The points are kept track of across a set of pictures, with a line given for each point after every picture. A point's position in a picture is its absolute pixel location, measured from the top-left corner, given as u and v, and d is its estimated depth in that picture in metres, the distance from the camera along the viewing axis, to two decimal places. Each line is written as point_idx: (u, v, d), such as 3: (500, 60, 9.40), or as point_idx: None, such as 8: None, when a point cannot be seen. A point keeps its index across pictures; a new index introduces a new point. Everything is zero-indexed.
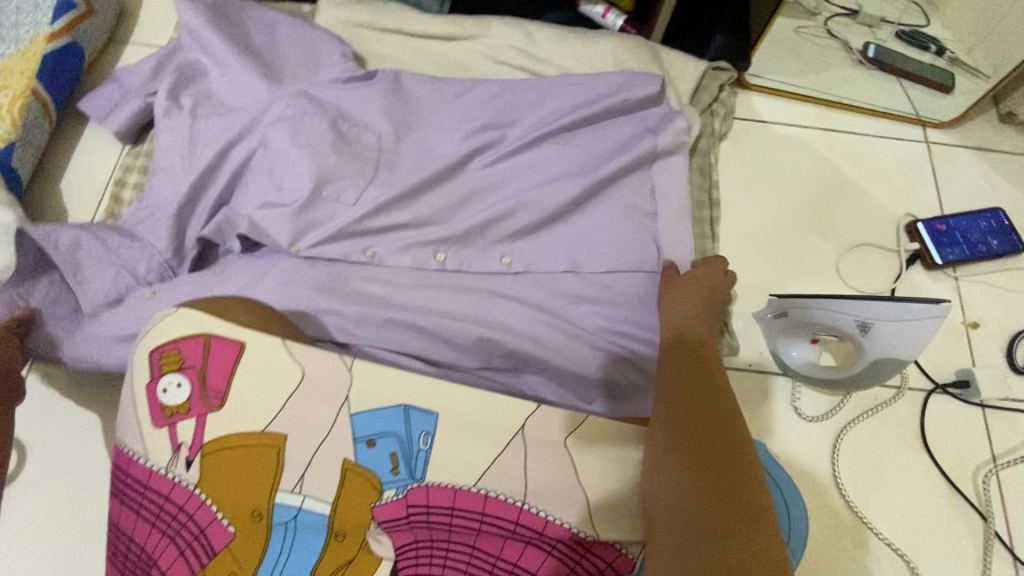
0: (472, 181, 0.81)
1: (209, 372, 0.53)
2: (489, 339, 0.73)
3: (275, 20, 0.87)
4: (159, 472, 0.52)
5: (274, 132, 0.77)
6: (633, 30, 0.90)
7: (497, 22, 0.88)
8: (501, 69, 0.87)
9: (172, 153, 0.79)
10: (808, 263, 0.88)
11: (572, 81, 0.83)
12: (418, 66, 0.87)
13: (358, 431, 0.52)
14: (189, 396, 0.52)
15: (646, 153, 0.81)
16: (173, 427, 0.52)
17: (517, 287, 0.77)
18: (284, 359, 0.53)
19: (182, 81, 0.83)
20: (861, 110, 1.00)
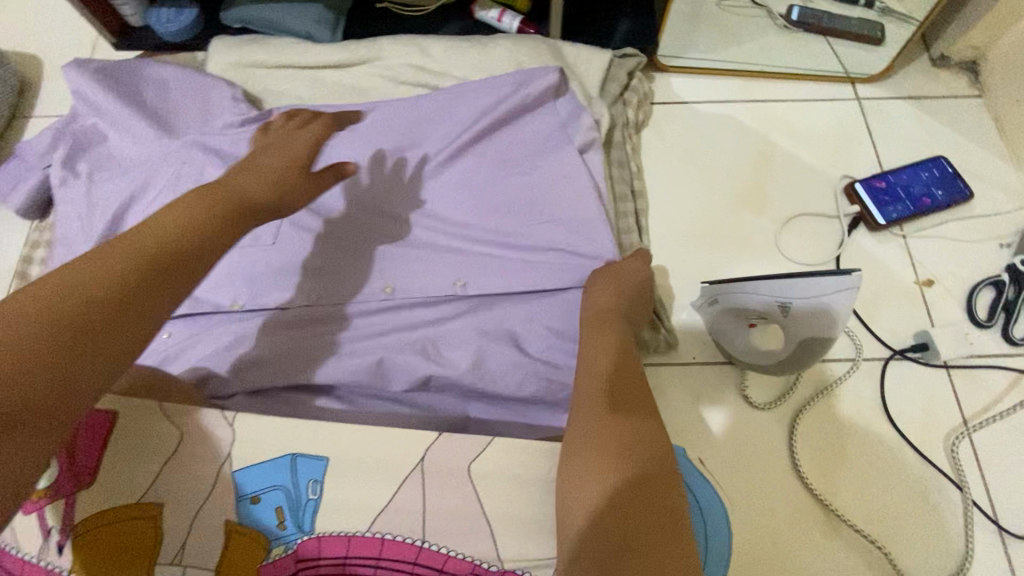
0: (377, 208, 0.74)
1: (82, 448, 0.52)
2: (407, 372, 0.66)
3: (164, 71, 0.83)
4: (29, 561, 0.49)
5: (167, 189, 0.74)
6: (531, 30, 0.87)
7: (390, 42, 0.85)
8: (400, 88, 0.85)
9: (70, 225, 0.77)
10: (746, 242, 0.84)
11: (477, 89, 0.79)
12: (315, 98, 0.85)
13: (244, 487, 0.52)
14: (56, 478, 0.51)
15: (555, 154, 0.78)
16: (42, 513, 0.50)
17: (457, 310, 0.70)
18: (159, 421, 0.54)
19: (76, 148, 0.81)
20: (786, 75, 0.96)
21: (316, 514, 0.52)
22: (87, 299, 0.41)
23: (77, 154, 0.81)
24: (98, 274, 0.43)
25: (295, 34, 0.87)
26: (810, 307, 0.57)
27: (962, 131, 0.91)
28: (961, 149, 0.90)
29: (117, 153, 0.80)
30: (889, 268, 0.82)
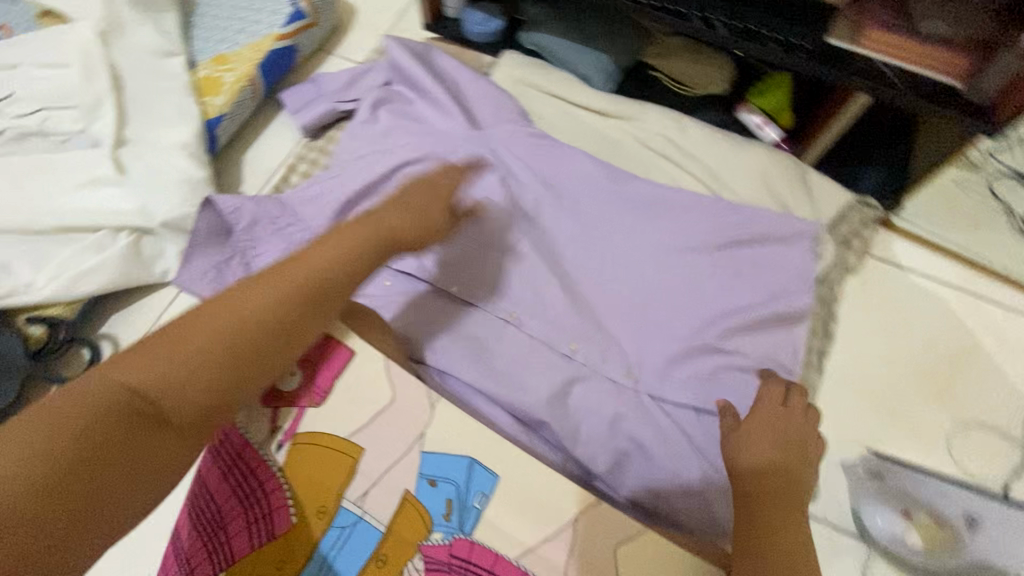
0: (597, 265, 0.83)
1: (326, 372, 0.57)
2: (558, 432, 0.71)
3: (466, 74, 0.97)
4: (255, 448, 0.55)
5: (439, 175, 0.86)
6: (786, 147, 0.91)
7: (655, 110, 0.93)
8: (647, 151, 0.91)
9: (343, 160, 0.90)
10: (915, 426, 0.82)
11: (731, 206, 0.84)
12: (571, 133, 0.94)
13: (423, 467, 0.53)
14: (299, 386, 0.57)
15: (768, 269, 0.81)
16: (275, 410, 0.56)
17: (632, 401, 0.75)
18: (381, 384, 0.57)
19: (374, 102, 0.95)
20: (1020, 283, 0.92)
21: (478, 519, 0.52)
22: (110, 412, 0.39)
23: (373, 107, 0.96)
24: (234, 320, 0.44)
25: (575, 73, 0.99)
26: (994, 530, 0.75)
27: None
28: None
29: (403, 117, 0.94)
30: None
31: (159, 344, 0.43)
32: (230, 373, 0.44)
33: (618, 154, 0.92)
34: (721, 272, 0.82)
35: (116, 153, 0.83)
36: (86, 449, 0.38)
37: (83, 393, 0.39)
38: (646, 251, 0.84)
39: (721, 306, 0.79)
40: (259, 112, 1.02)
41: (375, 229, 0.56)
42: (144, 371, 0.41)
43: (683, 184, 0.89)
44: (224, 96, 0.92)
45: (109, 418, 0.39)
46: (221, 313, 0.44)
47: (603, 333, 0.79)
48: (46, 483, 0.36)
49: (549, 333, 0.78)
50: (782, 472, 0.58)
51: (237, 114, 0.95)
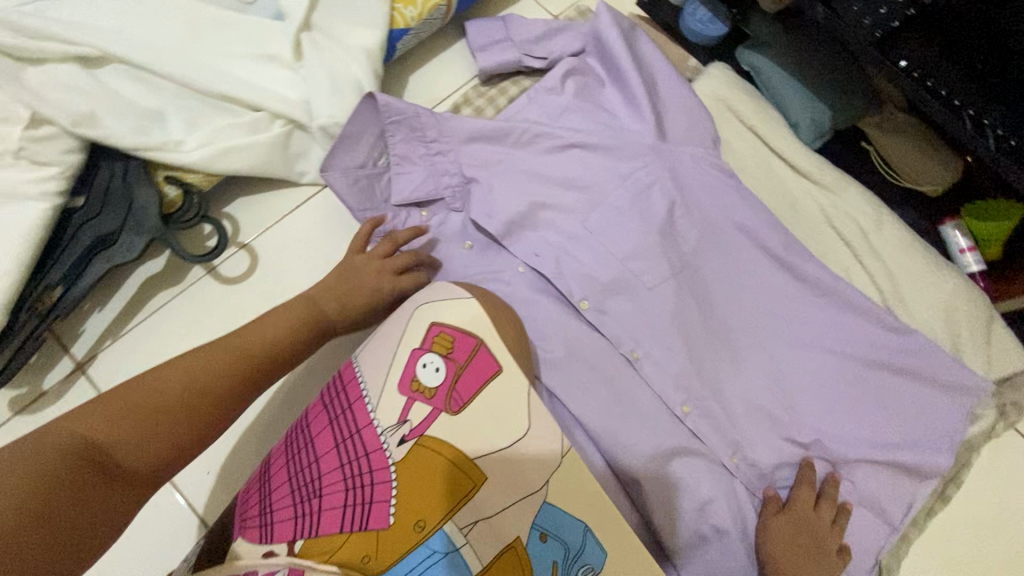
0: (737, 335, 0.77)
1: (467, 375, 0.55)
2: (644, 495, 0.69)
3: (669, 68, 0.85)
4: (375, 428, 0.54)
5: (608, 178, 0.79)
6: (982, 283, 0.81)
7: (857, 190, 0.83)
8: (828, 233, 0.83)
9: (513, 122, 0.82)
10: None
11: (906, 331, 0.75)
12: (755, 181, 0.85)
13: (540, 520, 0.52)
14: (439, 384, 0.55)
15: (914, 409, 0.74)
16: (410, 403, 0.54)
17: (724, 488, 0.71)
18: (521, 413, 0.54)
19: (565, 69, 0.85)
20: None
21: None
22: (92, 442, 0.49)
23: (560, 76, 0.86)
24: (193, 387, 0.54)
25: (783, 117, 0.87)
26: None
27: None
28: None
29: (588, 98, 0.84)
30: None
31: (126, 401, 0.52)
32: (207, 415, 0.55)
33: (796, 224, 0.84)
34: (864, 394, 0.75)
35: (299, 36, 0.79)
36: (120, 439, 0.50)
37: (135, 405, 0.52)
38: (792, 339, 0.77)
39: (848, 429, 0.74)
40: (439, 35, 0.95)
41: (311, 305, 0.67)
42: (104, 417, 0.50)
43: (855, 280, 0.81)
44: (416, 9, 0.85)
45: (136, 417, 0.51)
46: (242, 338, 0.61)
47: (718, 405, 0.74)
48: (72, 449, 0.48)
49: (660, 381, 0.74)
50: (793, 529, 0.67)
51: (421, 32, 0.88)
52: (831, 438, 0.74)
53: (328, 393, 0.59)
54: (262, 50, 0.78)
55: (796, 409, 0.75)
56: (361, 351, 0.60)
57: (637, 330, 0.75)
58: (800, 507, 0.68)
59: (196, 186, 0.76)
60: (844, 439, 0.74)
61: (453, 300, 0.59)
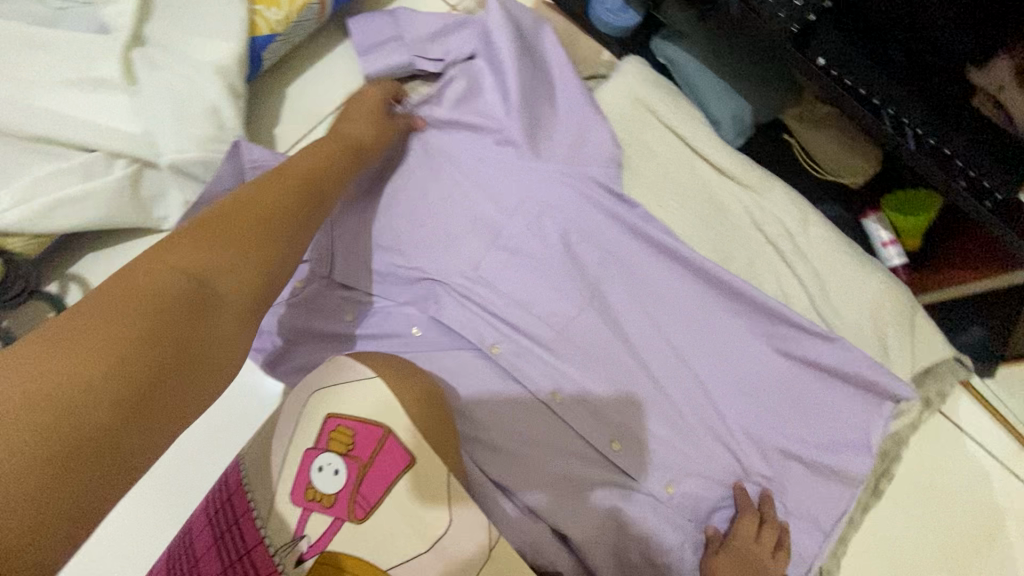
0: (674, 358, 0.71)
1: (376, 471, 0.45)
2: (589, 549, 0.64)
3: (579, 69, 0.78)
4: (267, 548, 0.44)
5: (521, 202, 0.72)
6: (904, 275, 0.81)
7: (782, 189, 0.79)
8: (756, 236, 0.80)
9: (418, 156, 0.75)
10: None
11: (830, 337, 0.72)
12: (680, 187, 0.81)
13: None
14: (341, 489, 0.45)
15: (859, 418, 0.70)
16: (306, 514, 0.45)
17: (669, 524, 0.67)
18: (440, 508, 0.46)
19: (461, 85, 0.77)
20: None
21: None
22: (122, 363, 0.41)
23: (459, 92, 0.76)
24: (221, 265, 0.51)
25: (705, 115, 0.82)
26: None
27: None
28: None
29: (483, 114, 0.74)
30: None
31: (113, 314, 0.43)
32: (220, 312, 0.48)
33: (725, 229, 0.80)
34: (802, 408, 0.71)
35: (132, 55, 0.64)
36: (210, 277, 0.49)
37: (152, 293, 0.45)
38: (731, 356, 0.72)
39: (790, 444, 0.71)
40: (319, 38, 0.82)
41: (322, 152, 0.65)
42: (104, 335, 0.41)
43: (787, 286, 0.78)
44: (281, 10, 0.71)
45: (178, 331, 0.45)
46: (251, 204, 0.56)
47: (661, 438, 0.69)
48: (102, 375, 0.40)
49: (590, 423, 0.67)
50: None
51: (293, 36, 0.75)
52: (773, 456, 0.71)
53: (213, 497, 0.49)
54: (87, 77, 0.64)
55: (738, 430, 0.71)
56: (251, 446, 0.50)
57: (565, 367, 0.68)
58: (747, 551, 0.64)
59: (21, 254, 0.62)
60: (786, 455, 0.71)
61: (353, 377, 0.48)
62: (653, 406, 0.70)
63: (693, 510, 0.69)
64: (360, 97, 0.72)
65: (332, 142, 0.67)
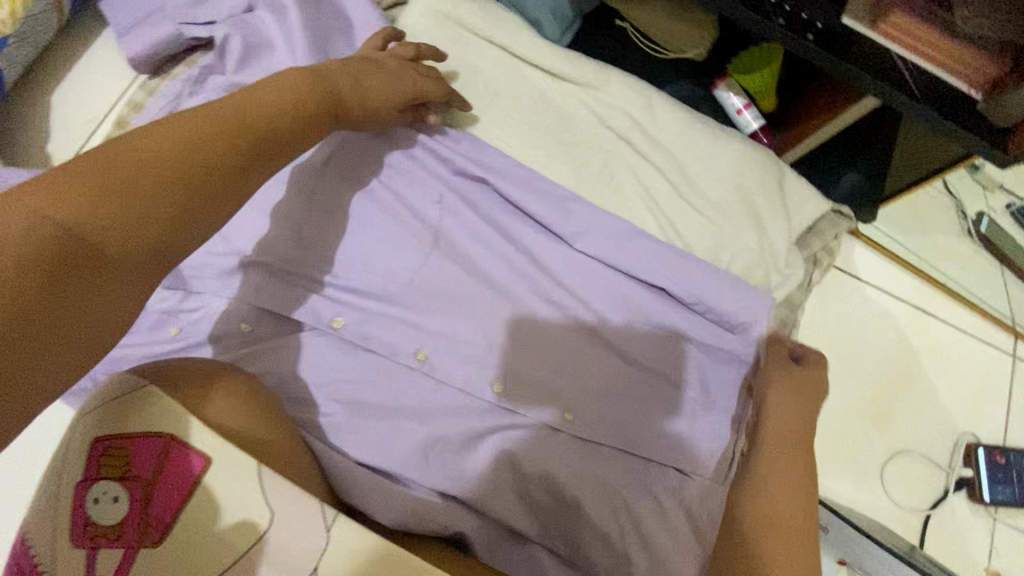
0: (539, 283, 0.67)
1: (163, 485, 0.40)
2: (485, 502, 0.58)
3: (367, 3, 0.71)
4: None
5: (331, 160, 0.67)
6: (766, 139, 0.77)
7: (619, 78, 0.74)
8: (605, 134, 0.74)
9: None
10: (851, 455, 0.79)
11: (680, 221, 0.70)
12: (513, 100, 0.73)
13: None
14: (126, 516, 0.39)
15: (740, 292, 0.67)
16: (93, 555, 0.38)
17: (572, 453, 0.63)
18: (252, 504, 0.40)
19: (238, 43, 0.69)
20: (960, 297, 0.90)
21: None
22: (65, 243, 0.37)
23: (240, 51, 0.69)
24: (223, 138, 0.45)
25: (523, 16, 0.74)
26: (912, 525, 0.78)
27: None
28: None
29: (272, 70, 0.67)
30: (970, 545, 0.79)
31: (146, 210, 0.41)
32: (176, 190, 0.42)
33: (572, 134, 0.73)
34: (680, 299, 0.68)
35: None
36: (120, 230, 0.40)
37: (125, 183, 0.41)
38: (594, 267, 0.68)
39: (680, 340, 0.67)
40: (75, 33, 0.72)
41: (313, 88, 0.53)
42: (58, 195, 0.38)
43: (648, 181, 0.73)
44: None
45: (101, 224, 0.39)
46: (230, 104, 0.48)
47: (541, 366, 0.64)
48: (44, 240, 0.36)
49: (463, 371, 0.62)
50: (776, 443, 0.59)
51: (34, 37, 0.66)
52: (667, 355, 0.66)
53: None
54: None
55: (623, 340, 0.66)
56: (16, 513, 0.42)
57: (422, 322, 0.63)
58: (785, 423, 0.60)
59: None
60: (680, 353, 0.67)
61: (125, 391, 0.42)
62: (527, 333, 0.65)
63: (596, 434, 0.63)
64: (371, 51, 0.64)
65: (306, 88, 0.52)
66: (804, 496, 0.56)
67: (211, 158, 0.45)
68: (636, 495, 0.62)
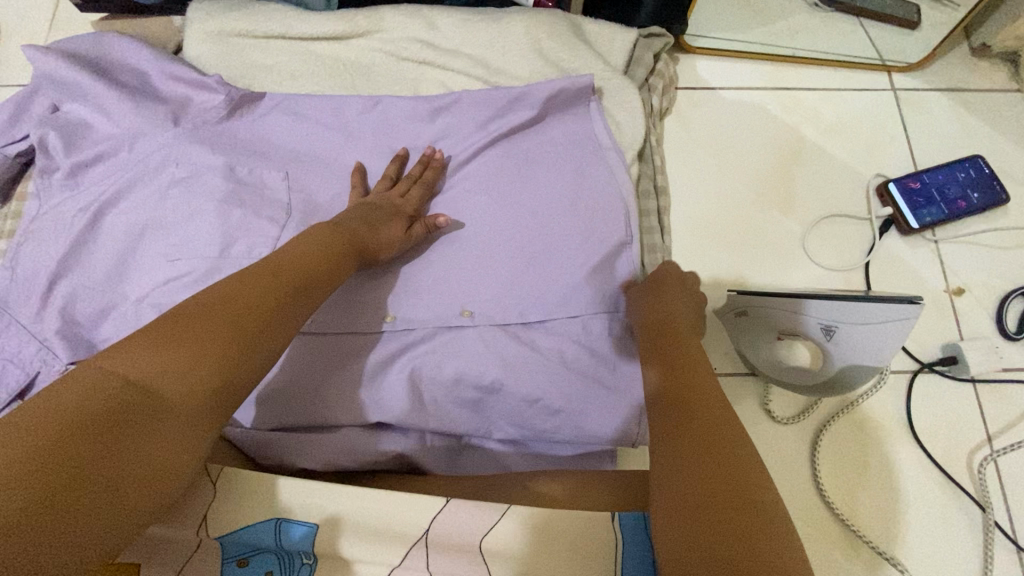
0: None
1: None
2: (415, 419, 0.61)
3: (145, 57, 0.75)
4: None
5: (146, 186, 0.68)
6: (549, 3, 0.79)
7: (392, 12, 0.77)
8: (403, 65, 0.77)
9: (52, 221, 0.70)
10: (769, 243, 0.80)
11: (508, 99, 0.73)
12: (307, 74, 0.76)
13: (229, 551, 0.49)
14: None
15: (578, 151, 0.73)
16: None
17: (480, 345, 0.64)
18: None
19: (55, 136, 0.71)
20: (816, 60, 0.90)
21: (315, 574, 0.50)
22: (111, 393, 0.39)
23: (60, 140, 0.71)
24: (288, 276, 0.53)
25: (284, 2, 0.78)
26: (854, 279, 0.78)
27: (1001, 128, 0.86)
28: (997, 141, 0.85)
29: (100, 142, 0.72)
30: (920, 274, 0.78)
31: (192, 325, 0.45)
32: (227, 329, 0.46)
33: (372, 79, 0.76)
34: (525, 174, 0.72)
35: None
36: (165, 373, 0.42)
37: (184, 316, 0.46)
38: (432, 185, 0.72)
39: (539, 210, 0.70)
40: None
41: (333, 238, 0.59)
42: (132, 345, 0.42)
43: (457, 85, 0.76)
44: None
45: (195, 358, 0.43)
46: (295, 253, 0.56)
47: (426, 283, 0.68)
48: (115, 393, 0.39)
49: (354, 316, 0.65)
50: (700, 415, 0.46)
51: None
52: (534, 227, 0.69)
53: None
54: None
55: (491, 230, 0.70)
56: None
57: None
58: (681, 375, 0.51)
59: None
60: (544, 219, 0.70)
61: None
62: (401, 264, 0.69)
63: (502, 326, 0.65)
64: (372, 194, 0.68)
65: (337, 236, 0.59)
66: (712, 396, 0.48)
67: (261, 310, 0.49)
68: (557, 357, 0.64)
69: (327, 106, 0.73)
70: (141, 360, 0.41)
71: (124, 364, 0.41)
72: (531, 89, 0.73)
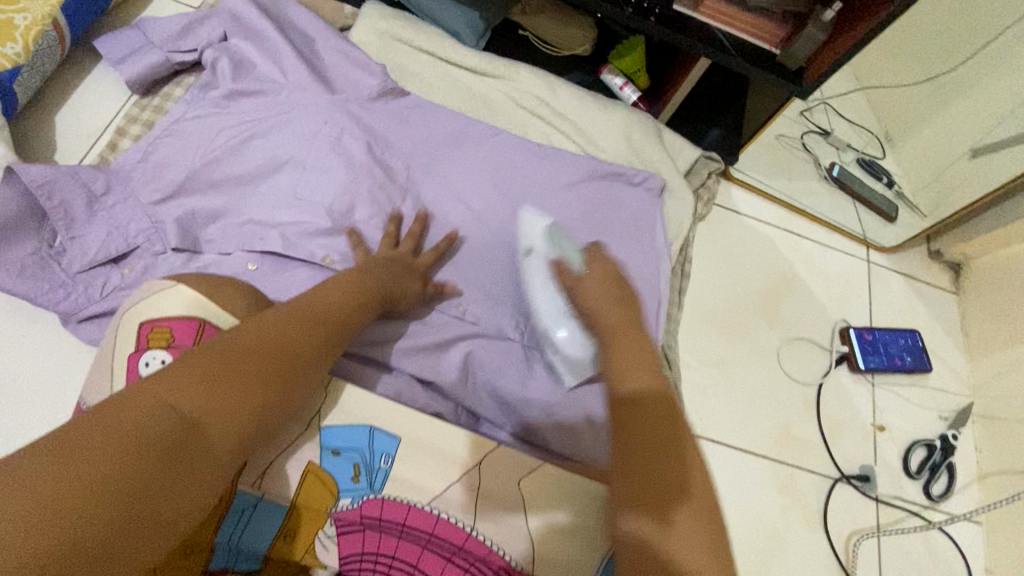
0: (484, 223, 0.85)
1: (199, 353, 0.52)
2: (459, 388, 0.76)
3: (316, 28, 0.88)
4: None
5: (293, 130, 0.80)
6: (644, 107, 0.99)
7: (526, 69, 0.94)
8: (520, 111, 0.93)
9: (197, 128, 0.80)
10: (753, 346, 0.98)
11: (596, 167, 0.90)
12: (443, 90, 0.92)
13: (326, 440, 0.57)
14: None
15: (635, 225, 0.90)
16: None
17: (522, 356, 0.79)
18: None
19: (227, 63, 0.83)
20: (820, 220, 1.13)
21: (385, 478, 0.57)
22: (160, 427, 0.42)
23: (229, 67, 0.83)
24: (318, 322, 0.56)
25: (445, 30, 0.94)
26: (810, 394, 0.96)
27: (937, 317, 1.10)
28: (931, 325, 1.09)
29: (260, 80, 0.83)
30: (857, 406, 0.97)
31: (243, 354, 0.49)
32: (272, 365, 0.50)
33: (493, 113, 0.93)
34: (593, 227, 0.88)
35: None
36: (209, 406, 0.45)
37: (238, 347, 0.49)
38: (518, 212, 0.86)
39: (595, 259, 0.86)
40: (68, 63, 0.86)
41: (361, 281, 0.64)
42: (181, 374, 0.45)
43: (557, 143, 0.93)
44: (17, 43, 0.76)
45: (244, 388, 0.47)
46: (322, 296, 0.59)
47: (491, 284, 0.82)
48: (167, 424, 0.42)
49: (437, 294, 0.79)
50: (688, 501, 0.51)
51: (39, 67, 0.80)
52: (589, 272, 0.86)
53: None
54: None
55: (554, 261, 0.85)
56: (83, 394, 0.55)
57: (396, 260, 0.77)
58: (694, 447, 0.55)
59: None
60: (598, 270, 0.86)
61: (154, 288, 0.55)
62: (478, 262, 0.83)
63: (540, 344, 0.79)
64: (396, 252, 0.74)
65: (358, 283, 0.64)
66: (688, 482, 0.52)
67: (296, 347, 0.53)
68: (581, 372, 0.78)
69: (454, 121, 0.89)
70: (186, 391, 0.44)
71: (171, 393, 0.43)
72: (613, 168, 0.91)
